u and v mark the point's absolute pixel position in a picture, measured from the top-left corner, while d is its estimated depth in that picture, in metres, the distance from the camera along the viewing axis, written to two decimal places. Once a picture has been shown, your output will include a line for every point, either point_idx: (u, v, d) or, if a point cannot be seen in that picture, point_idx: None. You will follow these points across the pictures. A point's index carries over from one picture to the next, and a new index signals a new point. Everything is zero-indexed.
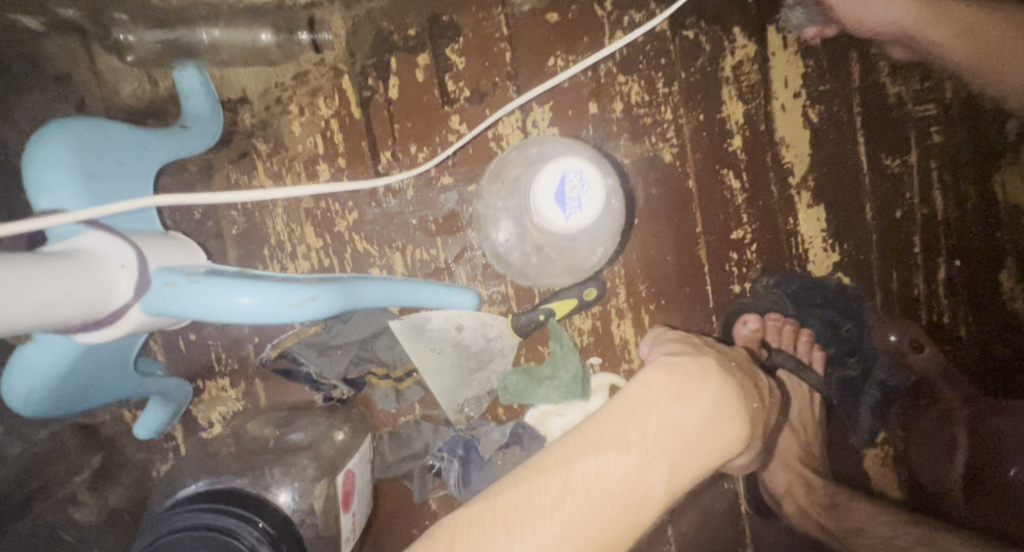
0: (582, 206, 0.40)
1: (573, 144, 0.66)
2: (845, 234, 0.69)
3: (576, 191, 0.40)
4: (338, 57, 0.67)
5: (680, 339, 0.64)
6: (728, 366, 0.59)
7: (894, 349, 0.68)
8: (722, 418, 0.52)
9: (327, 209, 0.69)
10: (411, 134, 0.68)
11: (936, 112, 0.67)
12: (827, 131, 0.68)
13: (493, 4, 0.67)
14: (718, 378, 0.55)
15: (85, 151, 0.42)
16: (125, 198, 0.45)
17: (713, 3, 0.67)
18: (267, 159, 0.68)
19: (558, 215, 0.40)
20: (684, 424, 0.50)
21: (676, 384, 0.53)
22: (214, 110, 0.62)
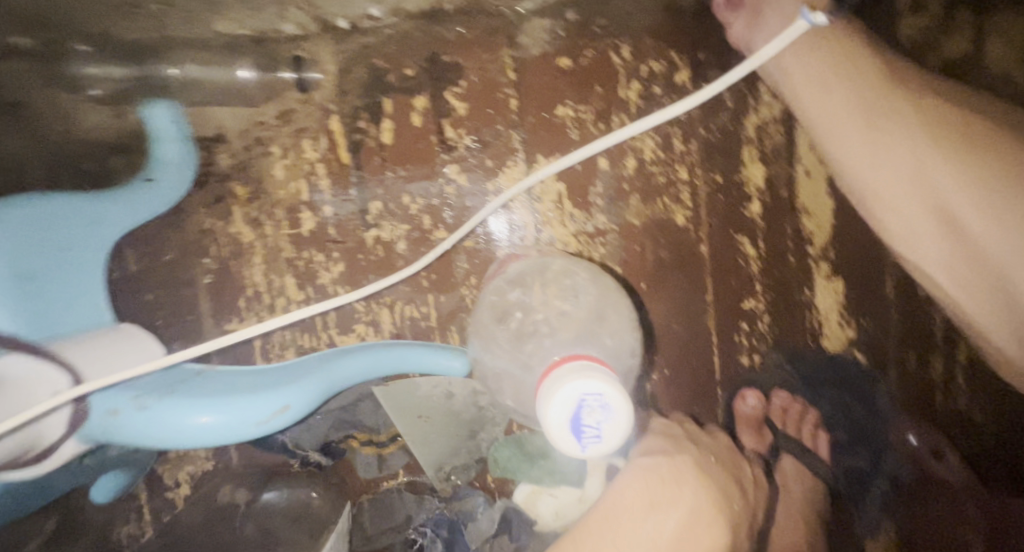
0: (602, 436, 0.30)
1: (579, 269, 0.57)
2: (863, 309, 0.65)
3: (595, 420, 0.30)
4: (327, 96, 0.61)
5: (664, 428, 0.61)
6: (705, 459, 0.59)
7: (909, 448, 0.66)
8: (694, 527, 0.53)
9: (309, 260, 0.63)
10: (404, 182, 0.63)
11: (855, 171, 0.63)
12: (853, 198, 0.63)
13: (500, 46, 0.61)
14: (692, 484, 0.55)
15: (17, 247, 0.37)
16: (65, 297, 0.40)
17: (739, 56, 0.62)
18: (246, 203, 0.62)
19: (568, 445, 0.30)
20: (658, 538, 0.51)
21: (652, 491, 0.53)
22: (187, 152, 0.56)
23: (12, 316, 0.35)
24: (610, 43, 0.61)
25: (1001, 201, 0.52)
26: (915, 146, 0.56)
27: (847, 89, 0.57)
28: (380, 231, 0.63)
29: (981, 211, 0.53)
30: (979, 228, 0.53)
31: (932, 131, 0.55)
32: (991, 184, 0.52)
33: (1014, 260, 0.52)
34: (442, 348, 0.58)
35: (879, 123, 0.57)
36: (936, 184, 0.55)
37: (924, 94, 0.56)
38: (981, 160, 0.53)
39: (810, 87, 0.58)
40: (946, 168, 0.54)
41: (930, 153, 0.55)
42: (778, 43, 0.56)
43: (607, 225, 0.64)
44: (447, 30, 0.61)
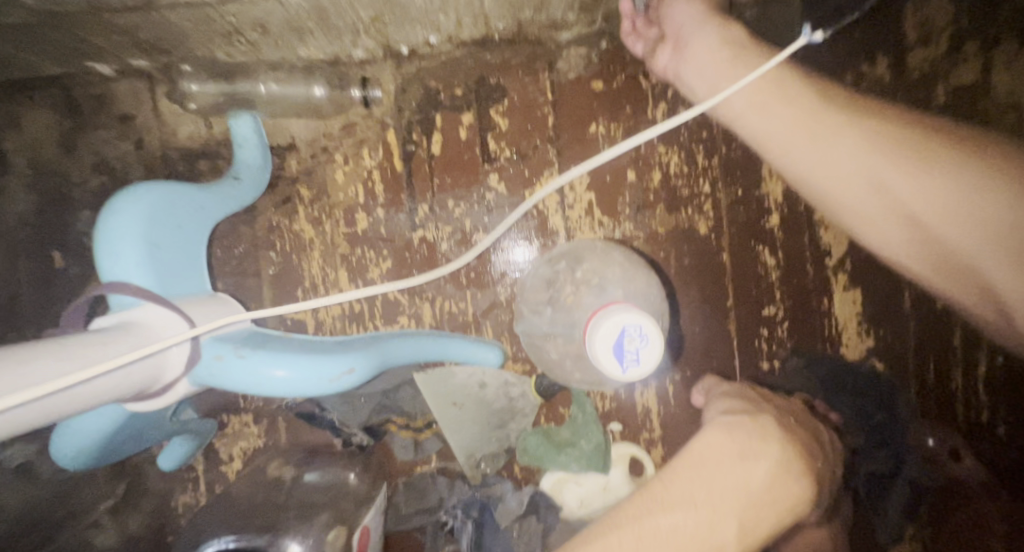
0: (641, 361, 0.37)
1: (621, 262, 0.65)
2: (881, 320, 0.68)
3: (634, 347, 0.36)
4: (386, 111, 0.69)
5: (737, 391, 0.62)
6: (786, 419, 0.58)
7: (928, 450, 0.66)
8: (789, 477, 0.51)
9: (362, 256, 0.71)
10: (449, 188, 0.70)
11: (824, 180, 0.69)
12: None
13: (540, 69, 0.68)
14: (779, 437, 0.54)
15: (154, 220, 0.44)
16: (180, 265, 0.47)
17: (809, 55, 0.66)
18: (310, 204, 0.70)
19: (612, 367, 0.37)
20: (748, 483, 0.50)
21: (737, 441, 0.52)
22: (265, 158, 0.65)
23: (148, 274, 0.43)
24: (639, 69, 0.68)
25: (953, 194, 0.54)
26: (868, 160, 0.58)
27: (792, 111, 0.59)
28: (425, 232, 0.70)
29: (937, 209, 0.55)
30: (938, 219, 0.55)
31: (883, 142, 0.57)
32: (949, 187, 0.54)
33: (980, 237, 0.54)
34: (481, 341, 0.63)
35: (819, 140, 0.59)
36: (895, 192, 0.57)
37: (861, 113, 0.59)
38: (927, 161, 0.55)
39: (755, 110, 0.60)
40: (905, 182, 0.56)
41: (877, 163, 0.57)
42: (708, 76, 0.61)
43: (633, 232, 0.69)
44: (492, 55, 0.68)
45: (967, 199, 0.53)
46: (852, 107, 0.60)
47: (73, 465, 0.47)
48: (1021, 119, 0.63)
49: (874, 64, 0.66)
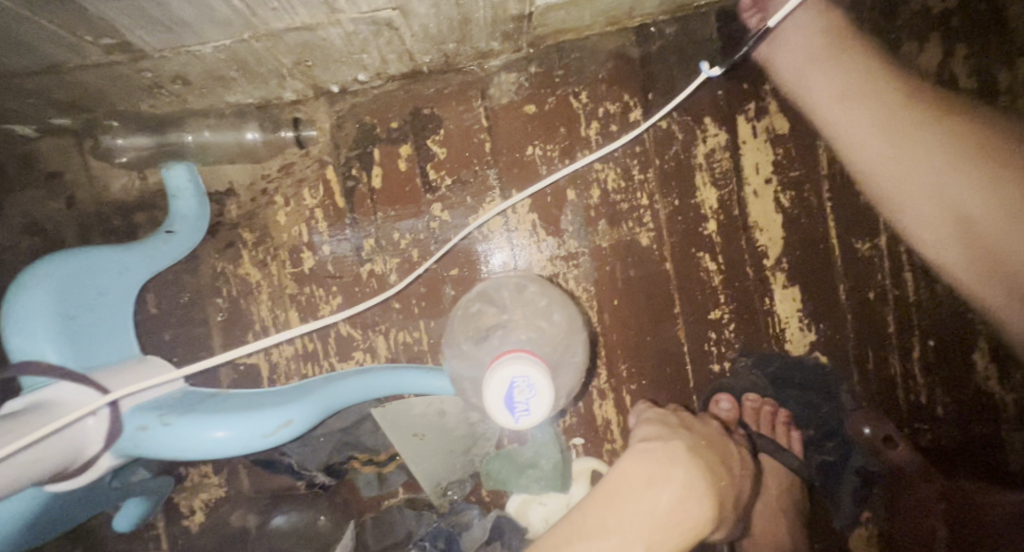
0: (532, 411, 0.38)
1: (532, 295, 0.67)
2: (819, 314, 0.70)
3: (524, 397, 0.38)
4: (323, 149, 0.70)
5: (658, 417, 0.65)
6: (697, 443, 0.61)
7: (867, 439, 0.68)
8: (692, 500, 0.55)
9: (310, 294, 0.70)
10: (393, 220, 0.70)
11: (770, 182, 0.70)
12: (832, 205, 0.69)
13: (473, 97, 0.70)
14: (687, 461, 0.58)
15: (62, 294, 0.47)
16: (97, 330, 0.50)
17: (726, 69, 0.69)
18: (254, 247, 0.70)
19: (504, 419, 0.38)
20: (654, 510, 0.54)
21: (647, 470, 0.57)
22: (202, 206, 0.64)
23: (59, 348, 0.46)
24: (568, 90, 0.70)
25: (960, 198, 0.65)
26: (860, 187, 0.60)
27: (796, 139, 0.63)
28: (373, 264, 0.71)
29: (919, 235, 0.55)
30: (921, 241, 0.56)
31: (951, 144, 0.66)
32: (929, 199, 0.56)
33: (1005, 235, 0.64)
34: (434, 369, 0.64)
35: (863, 140, 0.68)
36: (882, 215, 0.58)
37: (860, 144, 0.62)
38: (968, 158, 0.65)
39: (813, 64, 0.67)
40: None
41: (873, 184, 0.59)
42: (723, 99, 0.66)
43: (578, 248, 0.71)
44: (425, 87, 0.69)
45: (973, 199, 0.64)
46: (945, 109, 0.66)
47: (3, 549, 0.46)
48: (927, 115, 0.67)
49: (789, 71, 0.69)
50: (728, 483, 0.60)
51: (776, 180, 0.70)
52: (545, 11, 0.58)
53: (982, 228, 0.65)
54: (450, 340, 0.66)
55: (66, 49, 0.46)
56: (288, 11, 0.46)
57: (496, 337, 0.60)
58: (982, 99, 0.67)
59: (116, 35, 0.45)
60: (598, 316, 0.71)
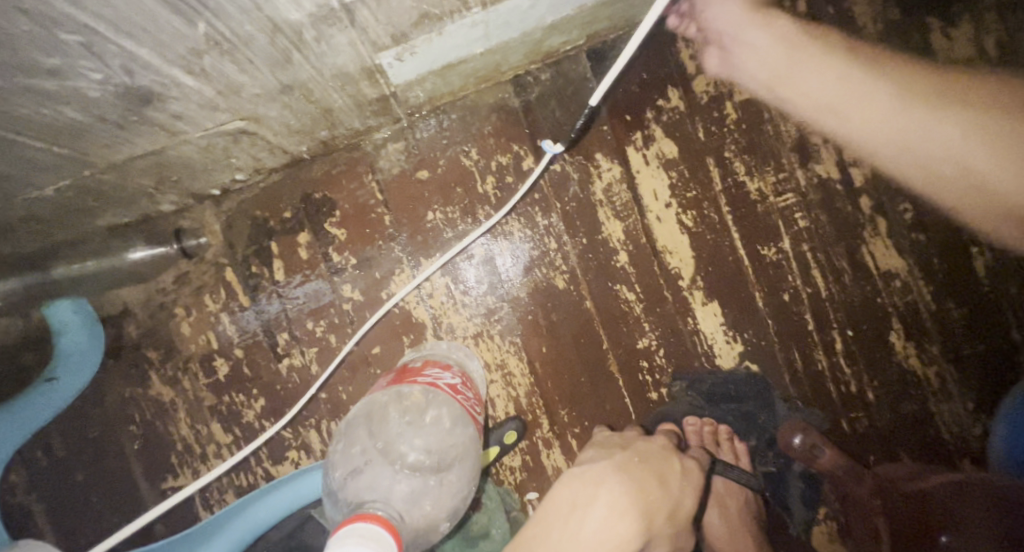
0: None
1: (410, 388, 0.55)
2: (742, 324, 0.71)
3: None
4: (218, 252, 0.67)
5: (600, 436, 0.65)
6: (633, 458, 0.61)
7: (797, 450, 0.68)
8: (617, 520, 0.56)
9: (231, 402, 0.67)
10: (304, 310, 0.68)
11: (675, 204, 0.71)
12: (732, 218, 0.71)
13: (363, 173, 0.69)
14: (614, 478, 0.58)
15: None
16: None
17: (606, 104, 0.70)
18: (161, 365, 0.67)
19: None
20: (579, 536, 0.55)
21: (574, 494, 0.58)
22: (93, 337, 0.65)
23: None
24: (458, 150, 0.69)
25: (987, 148, 0.54)
26: (903, 126, 0.59)
27: (820, 80, 0.62)
28: (291, 359, 0.68)
29: (993, 157, 0.54)
30: (922, 125, 0.57)
31: (968, 127, 0.55)
32: (946, 105, 0.57)
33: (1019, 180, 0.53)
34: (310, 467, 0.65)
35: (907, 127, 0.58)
36: (929, 141, 0.58)
37: (886, 69, 0.60)
38: (976, 103, 0.55)
39: (785, 71, 0.63)
40: (889, 104, 0.59)
41: (913, 117, 0.58)
42: (762, 68, 0.64)
43: (497, 303, 0.70)
44: (312, 171, 0.68)
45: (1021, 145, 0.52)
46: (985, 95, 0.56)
47: None
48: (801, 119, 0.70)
49: (668, 97, 0.70)
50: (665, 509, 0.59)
51: (677, 202, 0.71)
52: (406, 88, 0.57)
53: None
54: (382, 414, 0.54)
55: None
56: (119, 143, 0.45)
57: (432, 414, 0.53)
58: None
59: None
60: (530, 367, 0.71)
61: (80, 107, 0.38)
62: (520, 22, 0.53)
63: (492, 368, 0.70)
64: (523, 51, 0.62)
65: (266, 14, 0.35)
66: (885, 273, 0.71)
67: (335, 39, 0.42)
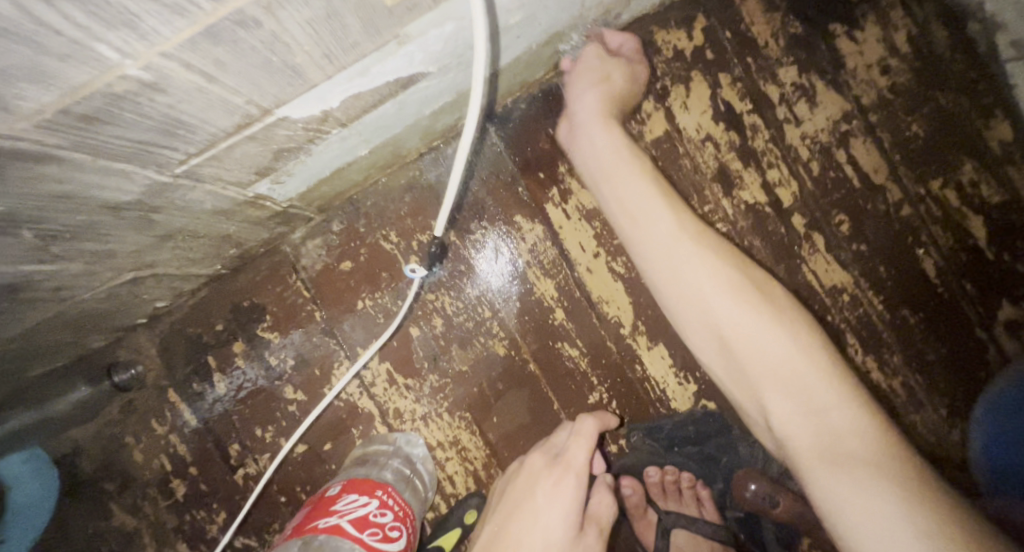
0: None
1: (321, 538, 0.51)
2: (692, 363, 0.69)
3: None
4: (158, 375, 0.68)
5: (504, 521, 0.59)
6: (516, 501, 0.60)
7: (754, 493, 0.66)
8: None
9: (193, 520, 0.68)
10: (250, 417, 0.69)
11: (603, 251, 0.70)
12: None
13: (287, 274, 0.69)
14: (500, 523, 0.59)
15: None
16: None
17: (516, 165, 0.70)
18: (120, 494, 0.68)
19: None
20: None
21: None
22: (48, 489, 0.64)
23: None
24: (378, 236, 0.69)
25: (774, 359, 0.50)
26: (727, 287, 0.52)
27: (633, 177, 0.58)
28: (246, 468, 0.68)
29: (769, 373, 0.50)
30: (762, 365, 0.50)
31: (739, 322, 0.51)
32: (746, 295, 0.52)
33: (787, 391, 0.49)
34: None
35: (674, 255, 0.54)
36: (725, 331, 0.52)
37: (704, 237, 0.56)
38: (751, 302, 0.52)
39: (587, 130, 0.62)
40: (710, 277, 0.53)
41: (713, 287, 0.53)
42: (590, 137, 0.62)
43: (441, 381, 0.70)
44: (237, 281, 0.68)
45: (818, 386, 0.48)
46: (808, 338, 0.50)
47: None
48: (717, 147, 0.68)
49: None
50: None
51: (605, 250, 0.70)
52: (301, 198, 0.57)
53: (848, 436, 0.45)
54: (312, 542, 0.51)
55: None
56: (10, 322, 0.45)
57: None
58: (762, 116, 0.68)
59: None
60: (483, 439, 0.70)
61: None
62: (396, 122, 0.53)
63: (445, 445, 0.69)
64: (416, 137, 0.61)
65: (97, 202, 0.36)
66: (831, 289, 0.68)
67: (192, 194, 0.42)
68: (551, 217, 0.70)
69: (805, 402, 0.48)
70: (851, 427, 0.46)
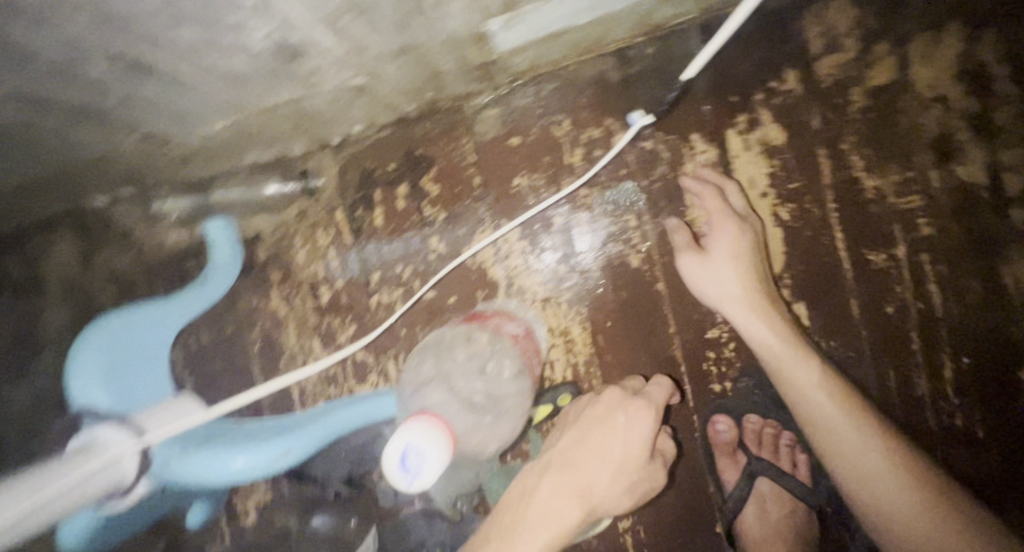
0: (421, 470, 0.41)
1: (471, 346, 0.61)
2: (830, 332, 0.66)
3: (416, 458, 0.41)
4: (332, 194, 0.77)
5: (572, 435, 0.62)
6: (590, 420, 0.61)
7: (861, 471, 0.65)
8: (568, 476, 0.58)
9: (330, 325, 0.78)
10: (396, 254, 0.76)
11: (773, 191, 0.67)
12: (838, 216, 0.65)
13: (461, 135, 0.73)
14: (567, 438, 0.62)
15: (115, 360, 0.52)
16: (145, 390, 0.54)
17: (705, 84, 0.67)
18: (281, 284, 0.79)
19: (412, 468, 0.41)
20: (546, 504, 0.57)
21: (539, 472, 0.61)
22: (234, 257, 0.76)
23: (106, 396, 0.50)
24: (552, 120, 0.71)
25: (864, 455, 0.58)
26: (811, 386, 0.61)
27: (734, 280, 0.64)
28: (381, 295, 0.77)
29: (857, 477, 0.59)
30: (849, 463, 0.59)
31: (821, 423, 0.60)
32: (840, 403, 0.60)
33: (866, 484, 0.58)
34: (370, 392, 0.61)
35: (769, 359, 0.62)
36: (831, 443, 0.60)
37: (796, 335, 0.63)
38: (846, 402, 0.60)
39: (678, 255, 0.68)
40: (821, 402, 0.60)
41: (812, 384, 0.61)
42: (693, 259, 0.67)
43: (569, 273, 0.73)
44: (417, 130, 0.74)
45: (894, 479, 0.56)
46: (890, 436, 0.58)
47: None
48: (947, 110, 0.61)
49: (783, 77, 0.65)
50: (611, 479, 0.57)
51: (773, 191, 0.67)
52: (509, 56, 0.60)
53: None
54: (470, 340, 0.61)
55: (108, 143, 0.56)
56: (268, 90, 0.52)
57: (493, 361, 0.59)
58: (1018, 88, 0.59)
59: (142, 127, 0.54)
60: (592, 339, 0.72)
61: (243, 59, 0.45)
62: None
63: (555, 333, 0.73)
64: (628, 22, 0.61)
65: None
66: None
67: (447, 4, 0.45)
68: (729, 145, 0.67)
69: (914, 516, 0.55)
70: (939, 528, 0.54)
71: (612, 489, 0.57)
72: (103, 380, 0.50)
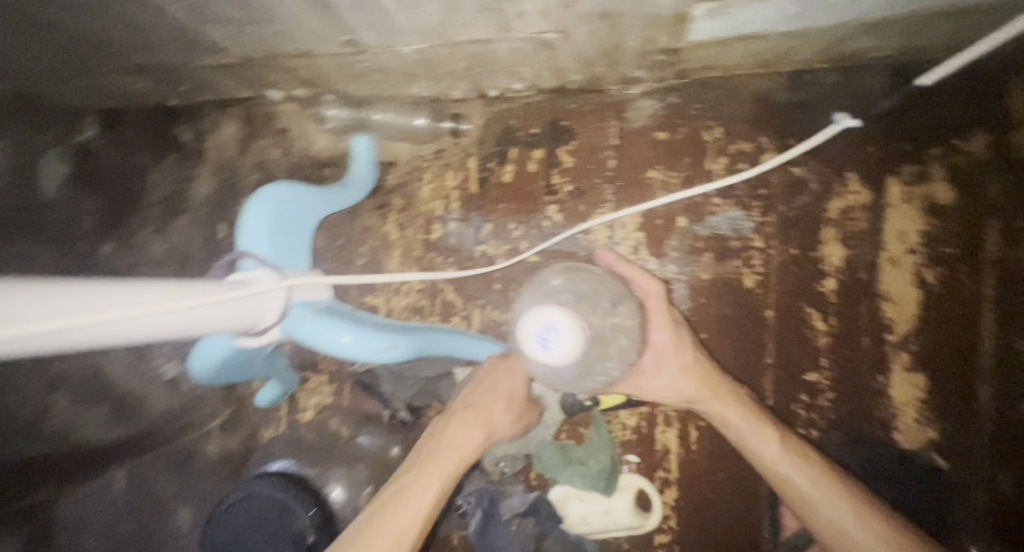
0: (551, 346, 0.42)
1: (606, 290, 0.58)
2: (947, 414, 0.62)
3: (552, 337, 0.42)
4: (472, 142, 0.81)
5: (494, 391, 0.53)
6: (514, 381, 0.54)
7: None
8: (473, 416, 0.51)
9: (431, 261, 0.82)
10: (512, 212, 0.79)
11: (924, 252, 0.63)
12: (991, 295, 0.61)
13: (609, 117, 0.75)
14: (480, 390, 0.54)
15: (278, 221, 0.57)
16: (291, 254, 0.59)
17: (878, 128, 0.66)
18: (399, 212, 0.84)
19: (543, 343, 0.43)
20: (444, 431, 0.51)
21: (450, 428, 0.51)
22: (371, 173, 0.80)
23: (264, 245, 0.56)
24: (705, 124, 0.71)
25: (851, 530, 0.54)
26: (792, 456, 0.58)
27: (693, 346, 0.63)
28: (486, 246, 0.80)
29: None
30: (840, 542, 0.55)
31: (810, 496, 0.56)
32: (826, 473, 0.57)
33: None
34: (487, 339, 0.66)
35: (737, 431, 0.61)
36: (827, 523, 0.56)
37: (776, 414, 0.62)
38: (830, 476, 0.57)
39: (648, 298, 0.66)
40: (804, 477, 0.57)
41: (791, 456, 0.59)
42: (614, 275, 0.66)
43: (676, 275, 0.70)
44: (569, 102, 0.77)
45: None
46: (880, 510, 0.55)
47: (206, 376, 0.61)
48: None
49: (967, 138, 0.63)
50: (507, 407, 0.53)
51: (924, 252, 0.63)
52: (695, 48, 0.61)
53: None
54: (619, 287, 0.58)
55: (316, 42, 0.63)
56: (471, 25, 0.56)
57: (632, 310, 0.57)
58: None
59: (352, 33, 0.59)
60: None
61: None
62: (842, 10, 0.52)
63: None
64: (821, 45, 0.61)
65: None
66: None
67: None
68: (887, 195, 0.65)
69: None
70: None
71: (507, 417, 0.53)
72: (266, 232, 0.56)
